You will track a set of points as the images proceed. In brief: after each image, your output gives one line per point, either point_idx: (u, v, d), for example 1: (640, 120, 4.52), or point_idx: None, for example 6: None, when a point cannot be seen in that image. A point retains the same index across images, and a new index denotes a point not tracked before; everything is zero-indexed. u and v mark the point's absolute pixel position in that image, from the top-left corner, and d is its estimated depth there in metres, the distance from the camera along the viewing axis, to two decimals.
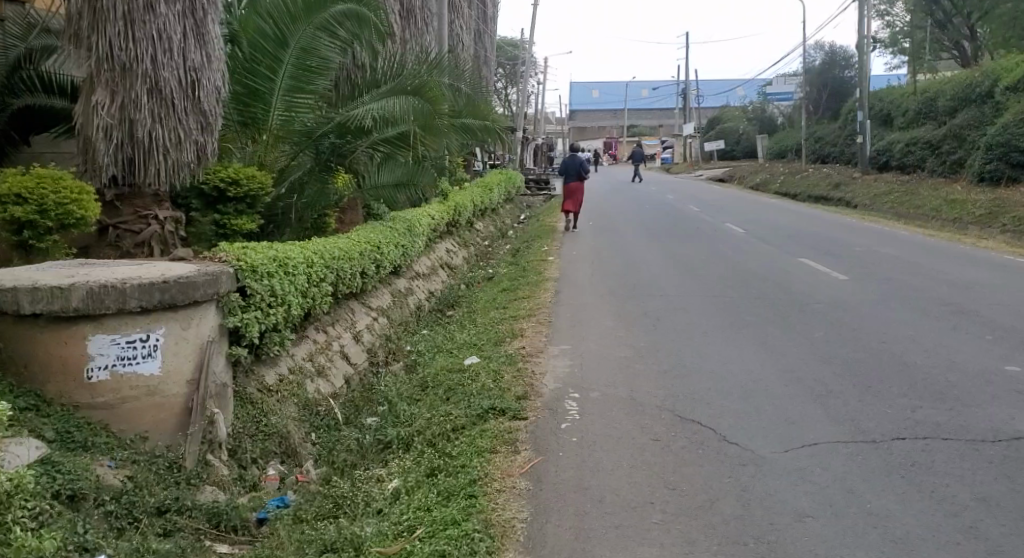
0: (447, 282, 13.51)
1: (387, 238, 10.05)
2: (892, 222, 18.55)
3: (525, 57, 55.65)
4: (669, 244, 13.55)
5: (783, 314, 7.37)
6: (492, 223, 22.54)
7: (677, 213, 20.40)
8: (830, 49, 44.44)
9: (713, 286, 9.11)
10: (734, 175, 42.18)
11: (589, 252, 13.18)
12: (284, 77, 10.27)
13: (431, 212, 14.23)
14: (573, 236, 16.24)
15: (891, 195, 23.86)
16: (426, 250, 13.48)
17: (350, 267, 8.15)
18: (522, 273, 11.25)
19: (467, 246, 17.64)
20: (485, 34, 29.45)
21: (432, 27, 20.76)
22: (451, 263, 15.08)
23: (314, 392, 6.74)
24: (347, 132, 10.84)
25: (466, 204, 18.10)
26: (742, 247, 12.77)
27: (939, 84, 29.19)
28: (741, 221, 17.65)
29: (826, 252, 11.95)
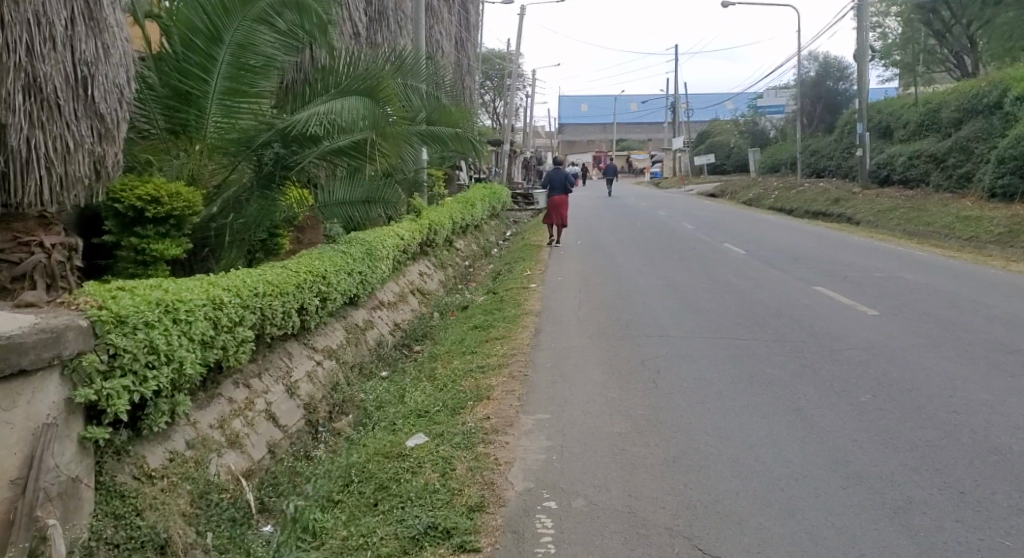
0: (417, 311, 12.12)
1: (337, 265, 8.62)
2: (903, 240, 17.26)
3: (512, 69, 54.47)
4: (665, 267, 12.16)
5: (813, 367, 5.98)
6: (473, 241, 21.14)
7: (672, 231, 19.02)
8: (824, 60, 43.38)
9: (719, 324, 7.72)
10: (727, 189, 41.03)
11: (577, 276, 11.79)
12: (217, 77, 8.85)
13: (402, 232, 12.80)
14: (560, 257, 14.83)
15: (895, 211, 22.65)
16: (393, 275, 12.08)
17: (280, 304, 6.74)
18: (499, 303, 9.82)
19: (445, 267, 16.23)
20: (467, 42, 28.10)
21: (409, 31, 19.42)
22: (425, 287, 13.64)
23: (219, 473, 5.31)
24: (294, 142, 9.41)
25: (443, 222, 16.70)
26: (747, 272, 11.38)
27: (941, 95, 28.06)
28: (742, 240, 16.31)
29: (844, 279, 10.54)
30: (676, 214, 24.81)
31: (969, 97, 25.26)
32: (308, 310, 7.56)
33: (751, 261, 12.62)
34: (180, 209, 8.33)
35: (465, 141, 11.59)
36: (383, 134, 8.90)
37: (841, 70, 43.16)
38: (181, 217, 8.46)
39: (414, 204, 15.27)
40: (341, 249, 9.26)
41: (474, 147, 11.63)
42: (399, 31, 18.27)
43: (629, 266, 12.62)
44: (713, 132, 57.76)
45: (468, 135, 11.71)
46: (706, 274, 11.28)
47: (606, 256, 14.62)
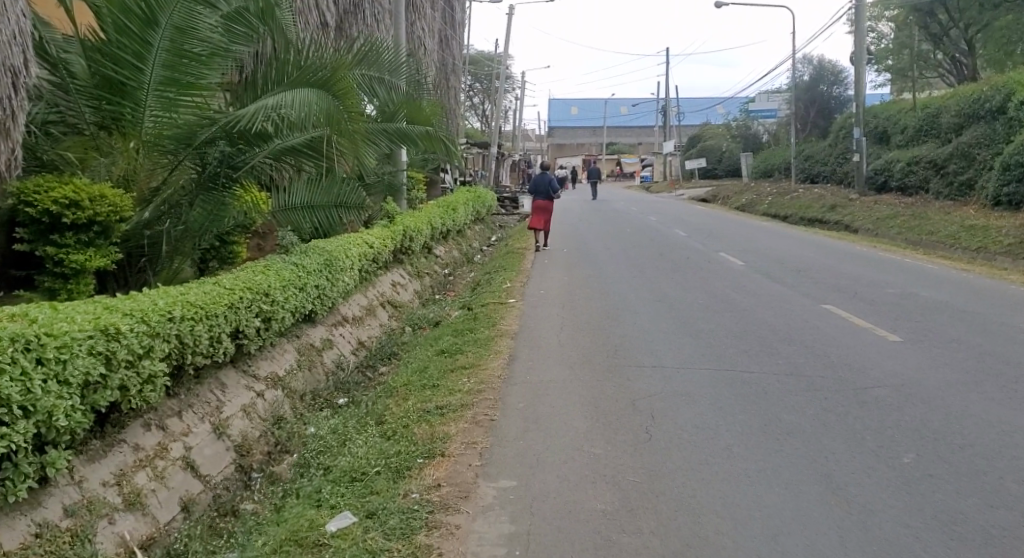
0: (385, 325, 11.09)
1: (288, 280, 7.60)
2: (908, 250, 16.34)
3: (501, 72, 53.56)
4: (658, 280, 11.18)
5: (839, 413, 5.02)
6: (455, 248, 20.15)
7: (664, 238, 18.05)
8: (817, 64, 42.57)
9: (719, 353, 6.75)
10: (718, 194, 40.18)
11: (561, 289, 10.79)
12: (154, 66, 7.80)
13: (370, 239, 11.76)
14: (545, 266, 13.82)
15: (895, 218, 21.78)
16: (361, 287, 11.07)
17: (205, 329, 5.73)
18: (471, 319, 8.80)
19: (423, 276, 15.18)
20: (452, 41, 27.08)
21: (387, 27, 18.45)
22: (398, 299, 12.61)
23: (107, 546, 4.33)
24: (242, 139, 8.40)
25: (420, 228, 15.68)
26: (745, 286, 10.43)
27: (940, 99, 27.23)
28: (738, 250, 15.38)
29: (854, 296, 9.60)
30: (667, 220, 23.87)
31: (971, 101, 24.40)
32: (245, 333, 6.55)
33: (750, 274, 11.67)
34: (104, 213, 7.26)
35: (440, 144, 10.49)
36: (339, 132, 7.78)
37: (835, 74, 42.37)
38: (107, 223, 7.40)
39: (387, 209, 14.25)
40: (292, 260, 8.24)
41: (453, 152, 10.53)
42: (375, 26, 17.21)
43: (620, 278, 11.65)
44: (704, 136, 56.93)
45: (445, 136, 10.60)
46: (702, 288, 10.32)
47: (593, 265, 13.65)
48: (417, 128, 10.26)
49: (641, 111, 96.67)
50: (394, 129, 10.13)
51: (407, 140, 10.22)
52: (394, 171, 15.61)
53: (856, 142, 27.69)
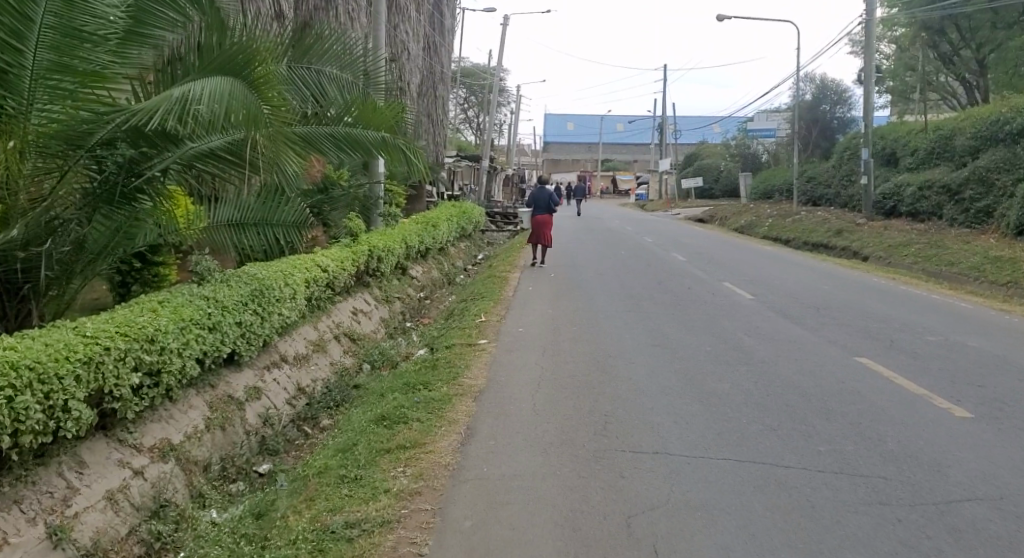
0: (335, 362, 9.50)
1: (191, 319, 6.04)
2: (931, 283, 14.82)
3: (496, 84, 52.23)
4: (655, 317, 9.65)
5: (925, 552, 3.49)
6: (435, 267, 18.61)
7: (661, 263, 16.53)
8: (820, 83, 41.34)
9: (737, 432, 5.20)
10: (717, 215, 38.75)
11: (543, 324, 9.23)
12: (37, 48, 6.10)
13: (322, 260, 10.17)
14: (528, 293, 12.26)
15: (910, 246, 20.34)
16: (309, 320, 9.52)
17: (33, 396, 4.20)
18: (426, 366, 7.20)
19: (393, 301, 13.59)
20: (440, 48, 25.61)
21: (365, 28, 16.99)
22: (358, 331, 11.01)
23: None
24: (149, 143, 6.83)
25: (392, 247, 14.13)
26: (759, 328, 8.91)
27: (954, 121, 25.88)
28: (743, 280, 13.88)
29: (890, 346, 8.07)
30: (664, 242, 22.38)
31: (988, 123, 23.06)
32: (114, 394, 4.94)
33: (763, 311, 10.16)
34: None
35: (404, 157, 8.51)
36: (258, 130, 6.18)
37: (838, 94, 41.10)
38: None
39: (352, 225, 12.75)
40: (203, 293, 6.66)
41: (420, 167, 8.60)
42: (349, 26, 15.68)
43: (612, 312, 10.09)
44: (702, 155, 55.70)
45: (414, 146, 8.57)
46: (707, 330, 8.78)
47: (582, 294, 12.10)
48: (374, 135, 8.19)
49: (638, 127, 95.53)
50: (345, 132, 8.07)
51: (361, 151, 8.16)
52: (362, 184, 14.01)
53: (864, 164, 26.28)
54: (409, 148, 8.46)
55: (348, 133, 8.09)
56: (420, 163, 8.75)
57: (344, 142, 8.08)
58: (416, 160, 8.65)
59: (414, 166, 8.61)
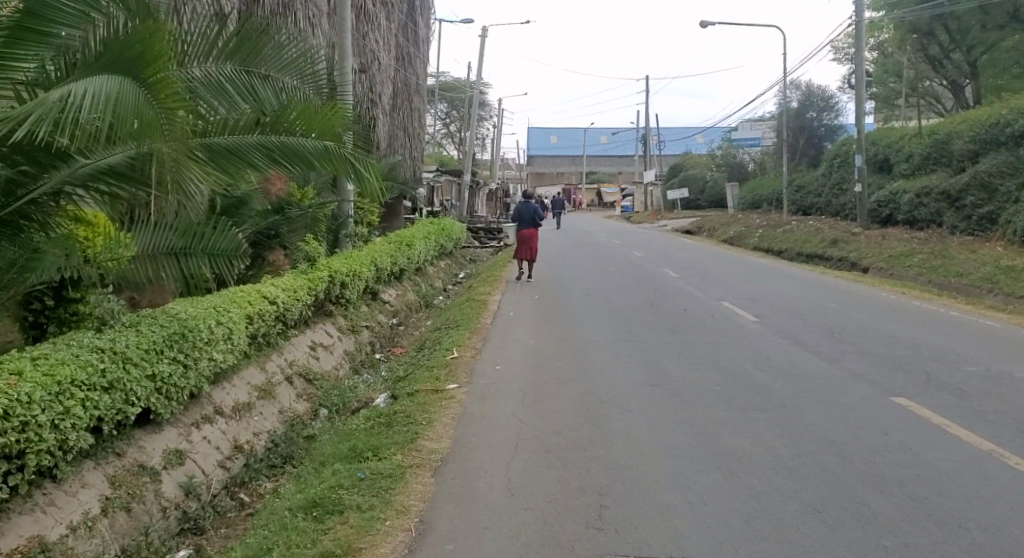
0: (284, 408, 8.28)
1: (74, 382, 4.83)
2: (943, 298, 13.75)
3: (476, 97, 51.15)
4: (651, 347, 8.48)
5: None
6: (410, 289, 17.40)
7: (652, 280, 15.40)
8: (806, 90, 40.50)
9: (773, 519, 4.02)
10: (704, 226, 37.73)
11: (523, 360, 8.06)
12: None
13: (269, 291, 8.97)
14: (508, 319, 11.06)
15: (912, 256, 19.30)
16: (253, 361, 8.30)
17: None
18: (381, 423, 6.00)
19: (360, 331, 12.36)
20: (415, 59, 24.55)
21: (328, 33, 15.82)
22: (316, 369, 9.79)
23: None
24: (31, 158, 5.68)
25: (358, 270, 12.93)
26: (771, 361, 7.74)
27: (949, 124, 24.97)
28: (742, 298, 12.73)
29: (927, 380, 6.93)
30: (653, 257, 21.26)
31: (987, 126, 22.13)
32: None
33: (773, 337, 9.00)
34: None
35: (351, 169, 7.30)
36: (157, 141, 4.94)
37: (825, 100, 40.25)
38: None
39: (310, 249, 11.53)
40: (98, 344, 5.43)
41: (369, 180, 7.40)
42: (310, 32, 14.55)
43: (601, 341, 8.92)
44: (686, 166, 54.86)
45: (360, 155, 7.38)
46: (712, 364, 7.62)
47: (569, 319, 10.91)
48: (311, 142, 7.00)
49: (622, 139, 94.80)
50: (277, 140, 6.89)
51: (297, 163, 6.97)
52: (323, 204, 12.84)
53: (857, 170, 25.29)
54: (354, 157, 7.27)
55: (280, 141, 6.90)
56: (373, 175, 7.54)
57: (275, 152, 6.90)
58: (366, 172, 7.44)
59: (363, 179, 7.40)
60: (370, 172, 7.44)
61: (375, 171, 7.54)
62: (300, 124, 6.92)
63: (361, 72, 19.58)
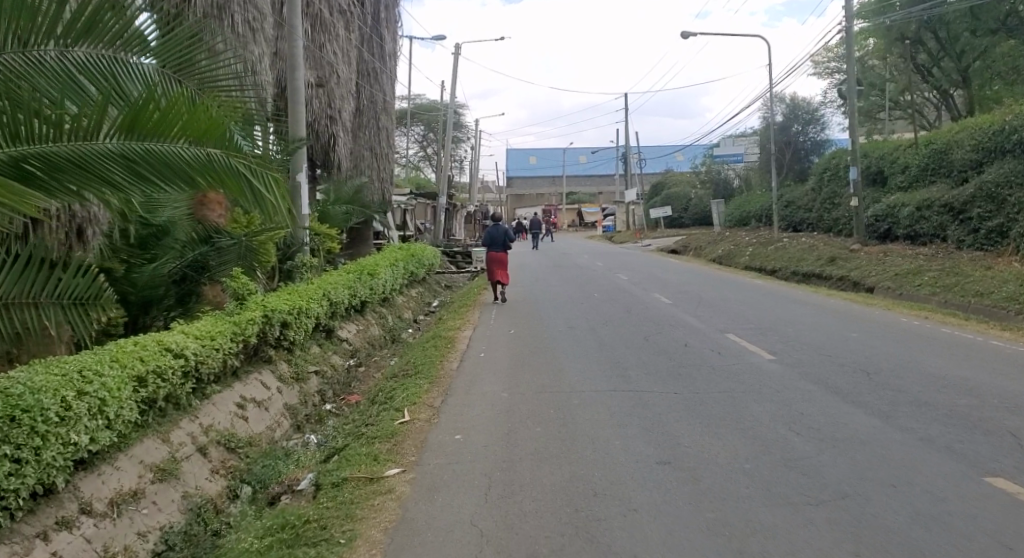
0: (190, 491, 6.59)
1: None
2: (972, 322, 12.14)
3: (450, 117, 49.68)
4: (653, 402, 6.82)
5: None
6: (375, 322, 15.70)
7: (643, 308, 13.74)
8: (791, 103, 39.27)
9: None
10: (690, 245, 36.25)
11: (492, 423, 6.38)
12: None
13: (172, 339, 7.27)
14: (477, 361, 9.35)
15: (921, 273, 17.80)
16: (146, 432, 6.62)
17: None
18: (283, 541, 4.34)
19: (306, 378, 10.60)
20: (382, 74, 22.92)
21: (270, 39, 14.16)
22: (238, 432, 8.05)
23: None
24: None
25: (307, 306, 11.21)
26: (805, 421, 6.08)
27: (947, 133, 23.57)
28: (748, 329, 11.09)
29: (1019, 445, 5.28)
30: (641, 280, 19.66)
31: (991, 134, 20.78)
32: None
33: (799, 383, 7.35)
34: None
35: (246, 184, 5.75)
36: None
37: (810, 113, 39.03)
38: None
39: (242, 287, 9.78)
40: None
41: (268, 198, 5.88)
42: (247, 38, 12.86)
43: (590, 394, 7.27)
44: (668, 184, 53.50)
45: (258, 166, 5.87)
46: (732, 429, 5.98)
47: (549, 360, 9.20)
48: (187, 149, 5.40)
49: (601, 158, 93.70)
50: (141, 146, 5.24)
51: (172, 176, 5.35)
52: (266, 229, 11.12)
53: (852, 183, 23.83)
54: (248, 171, 5.75)
55: (147, 148, 5.27)
56: (276, 190, 6.03)
57: (140, 162, 5.25)
58: (267, 185, 5.93)
59: (261, 197, 5.87)
60: (271, 187, 5.94)
61: (277, 185, 6.04)
62: (173, 124, 5.30)
63: (319, 87, 17.94)
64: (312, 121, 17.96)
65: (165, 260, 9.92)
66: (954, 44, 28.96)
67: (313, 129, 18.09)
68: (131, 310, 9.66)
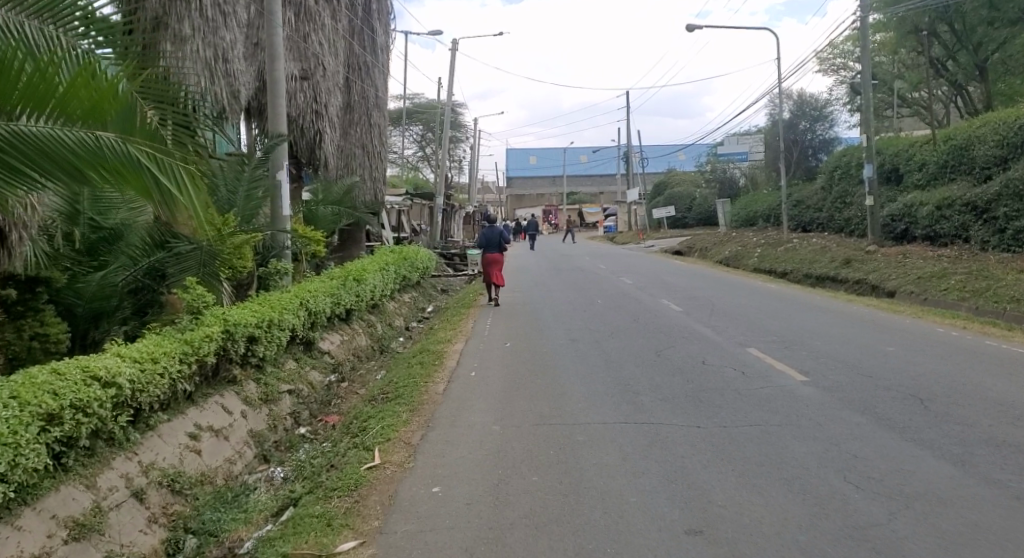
0: (115, 549, 5.56)
1: None
2: (1015, 331, 11.02)
3: (449, 116, 48.54)
4: (675, 444, 5.69)
5: None
6: (364, 331, 14.62)
7: (652, 317, 12.64)
8: (798, 99, 38.12)
9: None
10: (695, 246, 35.12)
11: (477, 470, 5.27)
12: None
13: (102, 364, 6.16)
14: (468, 381, 8.22)
15: (946, 277, 16.68)
16: (62, 482, 5.53)
17: None
18: None
19: (277, 399, 9.46)
20: (374, 68, 21.76)
21: (244, 23, 13.00)
22: (187, 470, 6.93)
23: None
24: None
25: (281, 317, 10.06)
26: (863, 467, 5.00)
27: (967, 128, 22.43)
28: (769, 342, 9.98)
29: None
30: (646, 284, 18.54)
31: (1016, 129, 19.64)
32: None
33: (844, 414, 6.25)
34: None
35: (151, 179, 5.84)
36: None
37: (818, 110, 37.89)
38: None
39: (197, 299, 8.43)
40: None
41: (177, 193, 5.95)
42: (216, 22, 11.72)
43: (599, 430, 6.14)
44: (671, 183, 52.35)
45: (168, 162, 5.97)
46: (773, 479, 4.88)
47: (548, 381, 8.06)
48: (72, 135, 5.54)
49: (602, 158, 92.53)
50: (27, 132, 5.43)
51: (55, 163, 5.49)
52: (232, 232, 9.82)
53: (866, 182, 22.70)
54: (153, 165, 5.86)
55: (33, 134, 5.45)
56: (190, 186, 6.10)
57: (24, 150, 5.42)
58: (177, 180, 6.00)
59: (171, 192, 5.95)
60: (181, 182, 6.00)
61: (191, 183, 6.09)
62: (69, 110, 5.52)
63: (303, 80, 16.82)
64: (295, 116, 16.83)
65: (113, 268, 8.78)
66: (971, 36, 27.78)
67: (298, 124, 16.98)
68: (79, 325, 8.70)
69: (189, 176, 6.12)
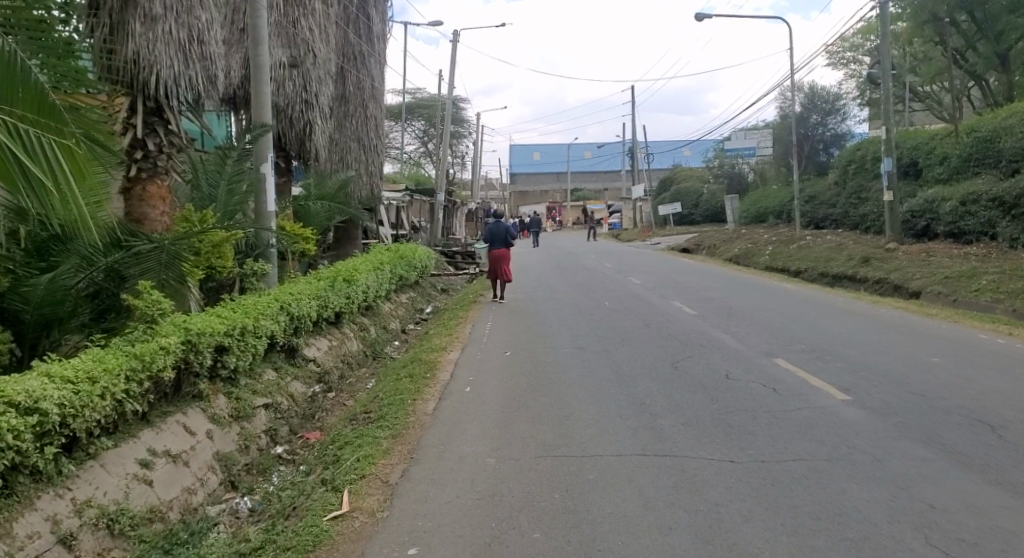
0: None
1: None
2: None
3: (451, 110, 47.53)
4: (707, 486, 4.72)
5: None
6: (355, 335, 13.65)
7: (664, 321, 11.66)
8: (810, 91, 37.10)
9: None
10: (703, 243, 34.10)
11: (465, 521, 4.32)
12: None
13: (20, 389, 5.21)
14: (463, 399, 7.25)
15: (976, 276, 15.67)
16: None
17: None
18: None
19: (251, 415, 8.51)
20: (371, 57, 20.76)
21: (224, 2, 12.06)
22: (133, 506, 5.96)
23: None
24: None
25: (256, 323, 9.07)
26: (945, 527, 4.06)
27: (992, 119, 21.41)
28: (798, 352, 9.00)
29: None
30: (655, 284, 17.55)
31: None
32: None
33: (904, 447, 5.26)
34: None
35: (16, 166, 5.17)
36: None
37: (830, 103, 36.83)
38: None
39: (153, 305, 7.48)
40: None
41: (47, 183, 5.28)
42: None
43: (613, 465, 5.18)
44: (678, 179, 51.32)
45: (39, 143, 5.30)
46: (836, 540, 3.92)
47: (552, 398, 7.07)
48: None
49: (606, 153, 91.43)
50: None
51: None
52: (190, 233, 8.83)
53: (885, 176, 21.69)
54: (20, 147, 5.19)
55: None
56: (66, 171, 5.42)
57: None
58: (48, 164, 5.34)
59: (41, 180, 5.28)
60: (54, 168, 5.34)
61: (69, 171, 5.40)
62: None
63: (292, 68, 15.86)
64: (282, 105, 15.87)
65: (65, 267, 7.80)
66: (992, 25, 26.74)
67: (286, 115, 16.09)
68: (26, 333, 7.75)
69: (67, 162, 5.44)
